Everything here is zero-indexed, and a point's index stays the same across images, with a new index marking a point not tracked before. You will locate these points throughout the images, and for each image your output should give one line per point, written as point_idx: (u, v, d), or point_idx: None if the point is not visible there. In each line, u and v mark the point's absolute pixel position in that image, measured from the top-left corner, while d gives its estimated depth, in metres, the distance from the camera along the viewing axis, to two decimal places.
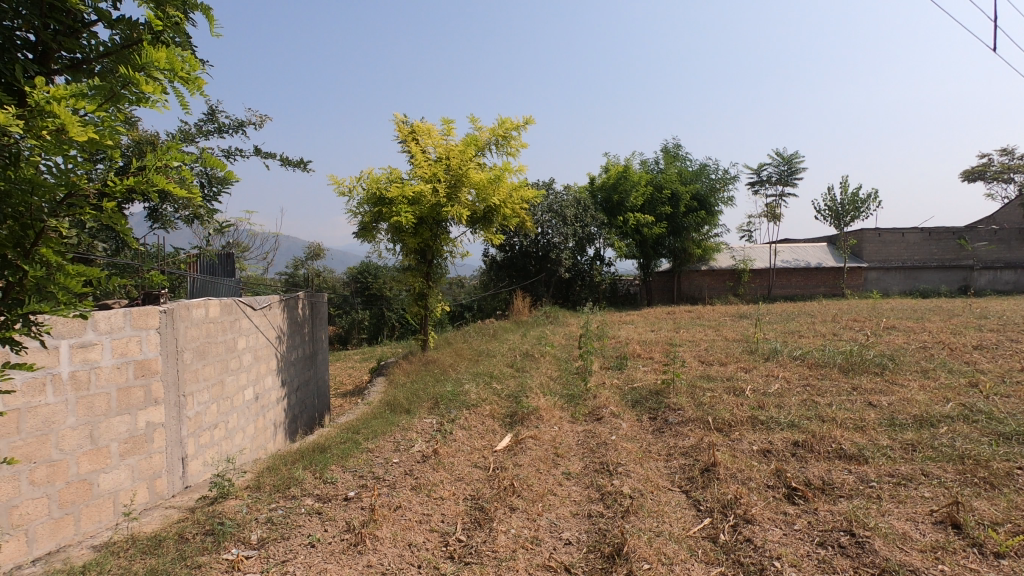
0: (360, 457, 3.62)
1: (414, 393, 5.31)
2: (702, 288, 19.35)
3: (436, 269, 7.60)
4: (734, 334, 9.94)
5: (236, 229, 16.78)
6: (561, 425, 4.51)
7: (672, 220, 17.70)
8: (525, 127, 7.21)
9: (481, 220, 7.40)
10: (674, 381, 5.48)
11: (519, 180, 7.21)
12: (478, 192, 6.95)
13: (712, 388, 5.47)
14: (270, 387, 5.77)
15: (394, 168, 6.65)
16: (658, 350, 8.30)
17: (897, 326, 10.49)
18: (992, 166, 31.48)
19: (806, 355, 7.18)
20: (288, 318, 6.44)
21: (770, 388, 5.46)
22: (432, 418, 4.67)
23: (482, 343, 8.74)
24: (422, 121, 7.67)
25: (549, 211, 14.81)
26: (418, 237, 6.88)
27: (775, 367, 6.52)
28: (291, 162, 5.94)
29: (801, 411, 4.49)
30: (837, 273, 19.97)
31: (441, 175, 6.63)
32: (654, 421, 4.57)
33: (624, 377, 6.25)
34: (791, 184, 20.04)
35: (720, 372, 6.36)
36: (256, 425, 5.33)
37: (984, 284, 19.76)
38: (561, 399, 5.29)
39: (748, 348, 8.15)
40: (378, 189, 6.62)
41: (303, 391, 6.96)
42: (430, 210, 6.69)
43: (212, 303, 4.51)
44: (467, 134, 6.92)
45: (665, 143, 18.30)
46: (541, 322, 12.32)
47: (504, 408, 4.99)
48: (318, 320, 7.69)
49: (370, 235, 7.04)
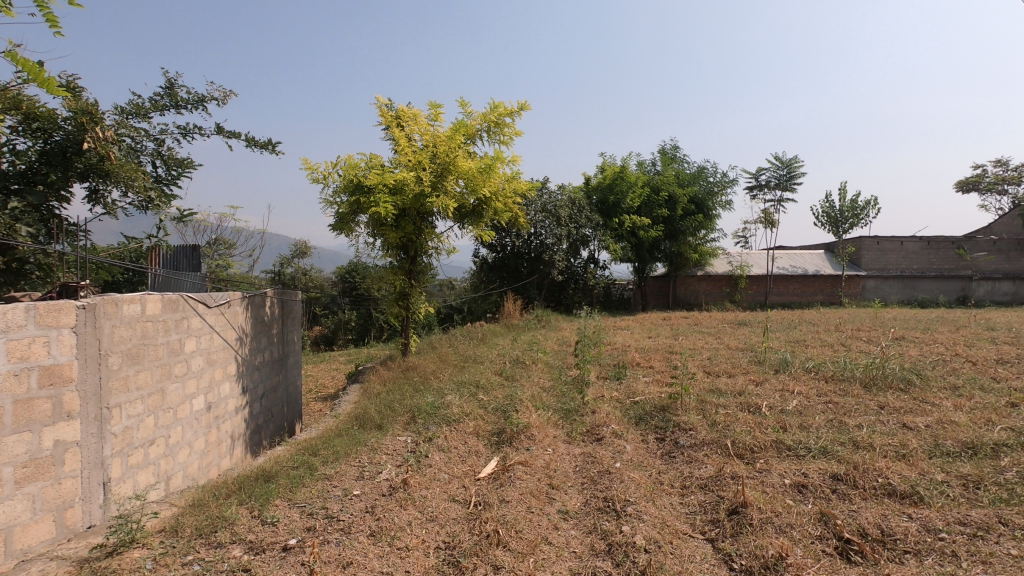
0: (312, 488, 3.00)
1: (388, 406, 4.67)
2: (698, 294, 18.95)
3: (420, 268, 6.96)
4: (738, 342, 9.37)
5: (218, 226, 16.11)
6: (555, 447, 3.91)
7: (669, 223, 17.21)
8: (519, 113, 6.61)
9: (470, 214, 6.77)
10: (682, 396, 4.89)
11: (512, 171, 6.60)
12: (467, 183, 6.32)
13: (725, 404, 4.87)
14: (226, 395, 5.11)
15: (376, 154, 6.03)
16: (659, 359, 7.72)
17: (906, 336, 9.98)
18: (987, 176, 31.31)
19: (821, 367, 6.62)
20: (252, 317, 5.77)
21: (790, 405, 4.87)
22: (406, 436, 4.05)
23: (470, 348, 8.12)
24: (409, 106, 7.06)
25: (542, 210, 14.21)
26: (400, 231, 6.25)
27: (788, 381, 5.95)
28: (259, 143, 5.38)
29: (832, 434, 3.91)
30: (835, 280, 19.58)
31: (428, 162, 6.02)
32: (662, 443, 3.98)
33: (625, 390, 5.65)
34: (790, 188, 19.62)
35: (731, 385, 5.77)
36: (206, 439, 4.67)
37: (983, 295, 19.64)
38: (556, 414, 4.67)
39: (755, 358, 7.58)
40: (356, 176, 5.98)
41: (270, 398, 6.31)
42: (414, 202, 6.06)
43: (151, 299, 3.86)
44: (457, 119, 6.31)
45: (663, 145, 17.80)
46: (534, 327, 11.70)
47: (491, 424, 4.38)
48: (290, 320, 7.05)
49: (349, 228, 6.40)
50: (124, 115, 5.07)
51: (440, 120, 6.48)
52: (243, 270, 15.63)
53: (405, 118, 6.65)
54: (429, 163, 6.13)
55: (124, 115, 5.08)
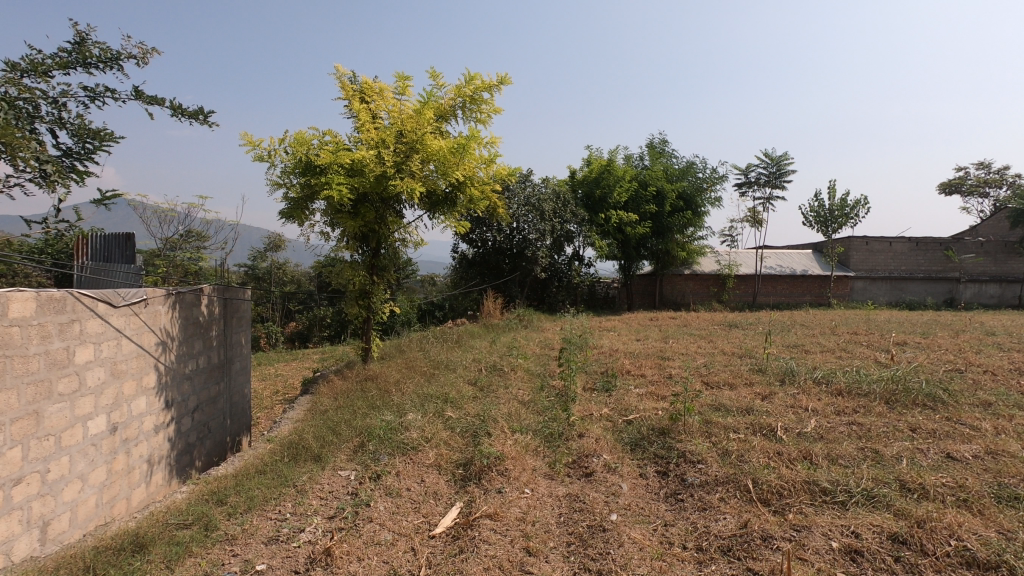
0: (201, 561, 2.22)
1: (333, 428, 3.86)
2: (685, 293, 18.40)
3: (384, 262, 6.13)
4: (733, 347, 8.71)
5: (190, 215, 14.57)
6: (535, 486, 3.16)
7: (657, 220, 16.57)
8: (498, 87, 5.81)
9: (442, 202, 5.96)
10: (685, 417, 4.16)
11: (489, 154, 5.81)
12: (437, 165, 5.51)
13: (734, 427, 4.16)
14: (141, 412, 4.25)
15: (331, 131, 5.19)
16: (650, 365, 7.00)
17: (908, 342, 9.43)
18: (969, 178, 31.28)
19: (831, 378, 5.95)
20: (181, 318, 4.92)
21: (809, 428, 4.17)
22: (349, 471, 3.27)
23: (443, 353, 7.33)
24: (374, 81, 6.21)
25: (526, 204, 13.36)
26: (360, 219, 5.41)
27: (799, 395, 5.27)
28: (189, 113, 4.51)
29: (871, 470, 3.21)
30: (823, 281, 19.16)
31: (392, 140, 5.20)
32: (665, 481, 3.27)
33: (617, 404, 4.92)
34: (780, 186, 19.08)
35: (736, 400, 5.06)
36: (107, 468, 3.81)
37: (969, 297, 19.49)
38: (536, 439, 3.92)
39: (755, 366, 6.91)
40: (306, 154, 5.13)
41: (208, 411, 5.47)
42: (376, 185, 5.23)
43: (16, 298, 2.99)
44: (427, 92, 5.49)
45: (651, 139, 17.14)
46: (514, 327, 10.92)
47: (458, 453, 3.60)
48: (235, 321, 6.19)
49: (303, 216, 5.54)
50: (14, 71, 4.11)
51: (408, 94, 5.66)
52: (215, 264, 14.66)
53: (369, 92, 5.81)
54: (393, 141, 5.31)
55: (15, 72, 4.12)
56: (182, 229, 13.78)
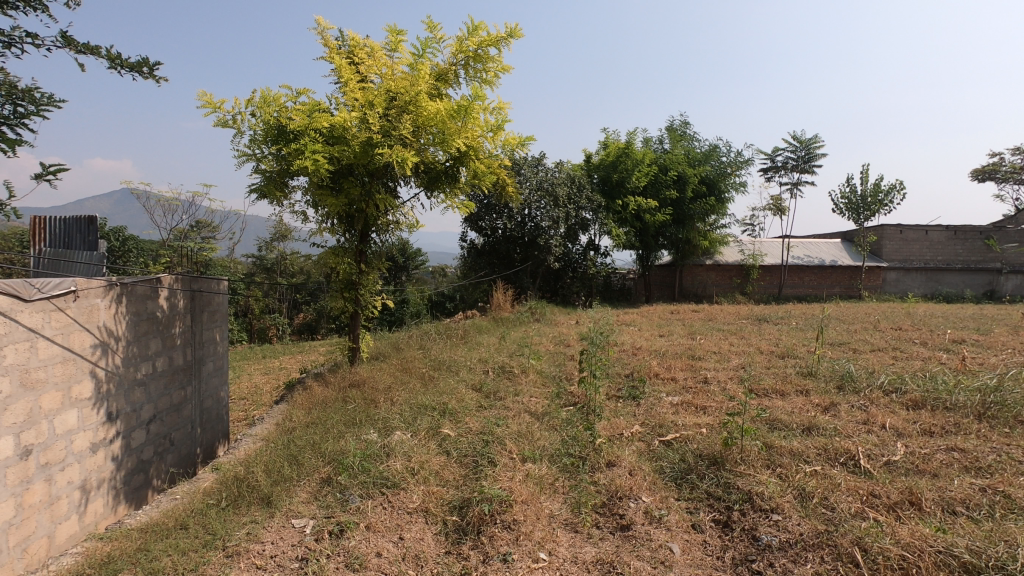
0: None
1: (296, 455, 3.06)
2: (706, 285, 17.40)
3: (374, 248, 5.30)
4: (770, 345, 7.80)
5: (195, 206, 13.89)
6: (555, 547, 2.33)
7: (677, 207, 15.59)
8: (507, 42, 4.93)
9: (440, 177, 5.13)
10: (740, 441, 3.30)
11: (496, 120, 4.95)
12: (433, 131, 4.64)
13: (803, 453, 3.30)
14: (71, 427, 3.48)
15: (306, 90, 4.34)
16: (681, 366, 6.13)
17: (965, 339, 8.40)
18: (1004, 164, 29.66)
19: (900, 386, 5.02)
20: (130, 314, 4.14)
21: (900, 458, 3.30)
22: (305, 522, 2.46)
23: (445, 351, 6.53)
24: (364, 38, 5.33)
25: (538, 188, 12.42)
26: (342, 196, 4.56)
27: (867, 409, 4.38)
28: (131, 64, 3.68)
29: (1019, 528, 2.33)
30: (853, 272, 18.07)
31: (381, 101, 4.35)
32: (729, 540, 2.43)
33: (650, 419, 4.08)
34: (809, 170, 17.93)
35: (793, 414, 4.19)
36: (15, 503, 3.03)
37: (1011, 290, 18.21)
38: (553, 469, 3.11)
39: (804, 368, 6.00)
40: (276, 118, 4.29)
41: (171, 421, 4.72)
42: (360, 155, 4.38)
43: None
44: (423, 45, 4.63)
45: (671, 120, 16.09)
46: (526, 321, 10.13)
47: (452, 491, 2.79)
48: (205, 316, 5.41)
49: (278, 194, 4.69)
50: None
51: (401, 50, 4.78)
52: (223, 256, 14.10)
53: (356, 48, 4.92)
54: (381, 104, 4.45)
55: None
56: (187, 219, 13.17)
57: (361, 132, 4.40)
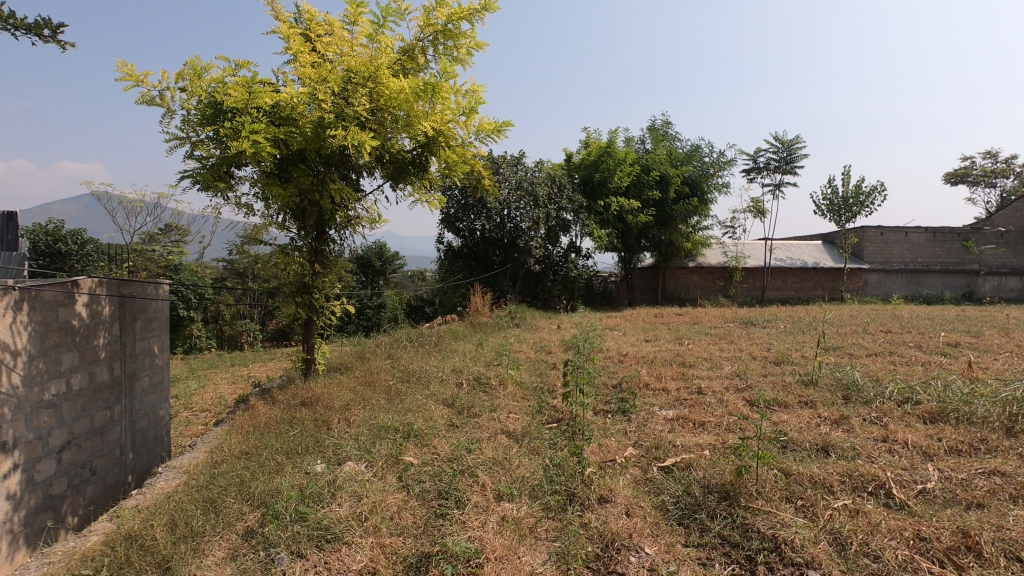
0: None
1: (217, 497, 2.48)
2: (689, 288, 17.09)
3: (331, 246, 4.71)
4: (761, 350, 7.39)
5: (160, 208, 13.08)
6: None
7: (660, 208, 15.23)
8: (480, 15, 4.42)
9: (407, 167, 4.58)
10: (753, 468, 2.81)
11: (468, 101, 4.43)
12: (396, 111, 4.09)
13: (825, 481, 2.83)
14: None
15: (247, 63, 3.78)
16: (672, 375, 5.66)
17: (960, 342, 8.10)
18: (975, 168, 30.16)
19: (910, 396, 4.61)
20: (34, 323, 3.50)
21: (935, 485, 2.85)
22: None
23: (416, 361, 5.96)
24: (319, 12, 4.77)
25: (517, 188, 11.88)
26: (291, 185, 3.97)
27: (882, 424, 3.94)
28: (27, 26, 3.16)
29: None
30: (836, 274, 17.93)
31: (337, 78, 3.79)
32: None
33: (644, 440, 3.58)
34: (791, 171, 17.75)
35: (804, 431, 3.72)
36: None
37: (988, 292, 18.29)
38: (536, 509, 2.58)
39: (804, 375, 5.56)
40: (210, 94, 3.71)
41: (92, 447, 4.07)
42: (311, 138, 3.82)
43: None
44: (383, 15, 4.09)
45: (653, 120, 15.75)
46: (506, 326, 9.61)
47: (409, 543, 2.24)
48: (139, 324, 4.76)
49: (217, 184, 4.08)
50: None
51: (360, 21, 4.24)
52: (191, 261, 13.28)
53: (311, 19, 4.34)
54: (336, 80, 3.90)
55: None
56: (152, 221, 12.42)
57: (312, 112, 3.84)
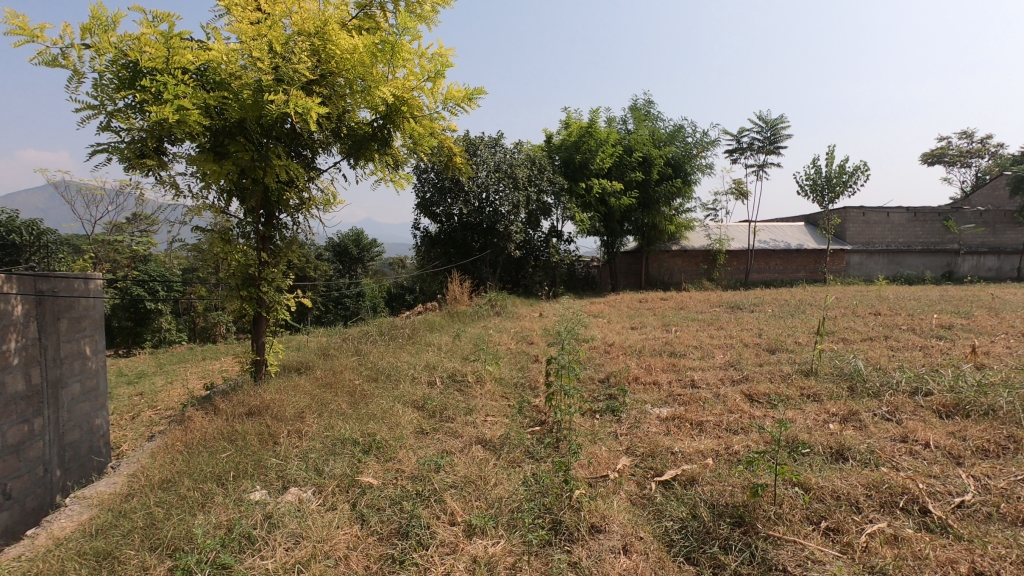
0: None
1: (115, 548, 1.98)
2: (673, 272, 16.84)
3: (280, 232, 4.17)
4: (754, 336, 7.04)
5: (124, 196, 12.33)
6: None
7: (643, 190, 14.81)
8: None
9: (367, 141, 4.04)
10: (768, 485, 2.39)
11: (433, 65, 3.91)
12: (349, 74, 3.55)
13: (851, 497, 2.43)
14: None
15: (168, 15, 3.20)
16: (663, 367, 5.26)
17: (953, 325, 7.84)
18: (951, 148, 30.32)
19: (921, 387, 4.25)
20: None
21: (974, 498, 2.47)
22: None
23: (386, 356, 5.47)
24: None
25: (495, 170, 11.33)
26: (228, 161, 3.41)
27: (897, 420, 3.57)
28: None
29: None
30: (818, 255, 17.79)
31: (276, 34, 3.23)
32: None
33: (638, 446, 3.15)
34: (775, 151, 17.45)
35: (815, 431, 3.33)
36: None
37: (967, 270, 18.32)
38: (514, 544, 2.14)
39: (802, 365, 5.20)
40: (121, 52, 3.12)
41: (5, 467, 3.49)
42: (249, 105, 3.27)
43: None
44: None
45: (635, 99, 15.25)
46: (485, 315, 9.15)
47: None
48: (65, 324, 4.19)
49: (142, 161, 3.51)
50: None
51: None
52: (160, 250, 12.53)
53: None
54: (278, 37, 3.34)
55: None
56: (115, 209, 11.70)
57: (249, 75, 3.28)
